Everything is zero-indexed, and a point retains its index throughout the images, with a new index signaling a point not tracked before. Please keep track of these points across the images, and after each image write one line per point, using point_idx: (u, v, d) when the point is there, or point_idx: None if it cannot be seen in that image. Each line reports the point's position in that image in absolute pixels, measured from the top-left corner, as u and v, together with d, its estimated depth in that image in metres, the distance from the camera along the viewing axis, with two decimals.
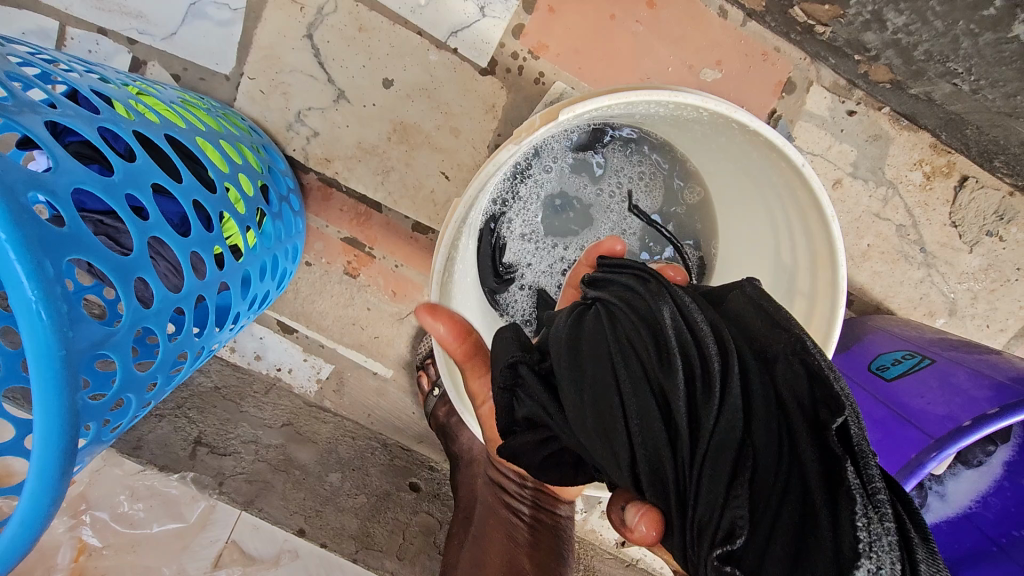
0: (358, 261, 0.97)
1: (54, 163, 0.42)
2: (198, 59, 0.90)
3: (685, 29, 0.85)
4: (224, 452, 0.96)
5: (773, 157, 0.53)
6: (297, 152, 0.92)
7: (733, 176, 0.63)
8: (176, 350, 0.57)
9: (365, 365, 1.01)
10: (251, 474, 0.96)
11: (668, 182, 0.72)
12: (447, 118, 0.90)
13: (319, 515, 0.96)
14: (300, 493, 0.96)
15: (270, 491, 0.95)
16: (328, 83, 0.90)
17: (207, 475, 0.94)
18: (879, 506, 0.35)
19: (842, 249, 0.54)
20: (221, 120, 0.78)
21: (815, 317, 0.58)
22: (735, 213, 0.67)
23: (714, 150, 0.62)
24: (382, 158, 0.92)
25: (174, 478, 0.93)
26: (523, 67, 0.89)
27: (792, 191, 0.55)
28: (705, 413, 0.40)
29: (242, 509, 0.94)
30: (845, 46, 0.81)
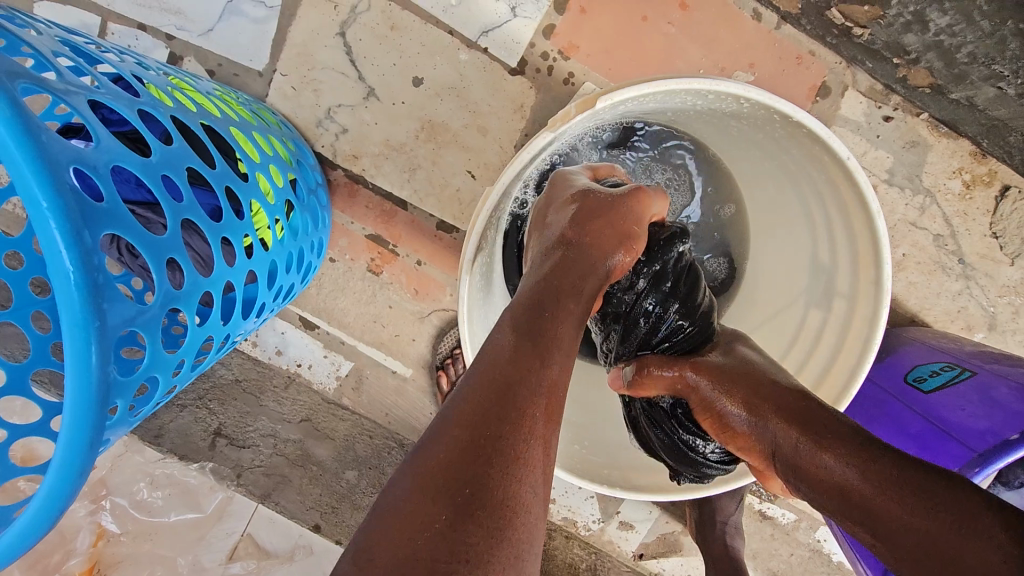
0: (382, 258, 0.97)
1: (96, 139, 0.42)
2: (232, 55, 0.91)
3: (717, 32, 0.84)
4: (243, 444, 0.98)
5: (815, 151, 0.52)
6: (325, 148, 0.93)
7: (771, 174, 0.61)
8: (203, 337, 0.57)
9: (384, 364, 1.00)
10: (269, 468, 0.98)
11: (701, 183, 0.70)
12: (475, 117, 0.91)
13: (334, 512, 0.98)
14: (316, 488, 0.98)
15: (287, 485, 0.97)
16: (359, 81, 0.90)
17: (226, 467, 0.97)
18: (640, 426, 0.68)
19: (888, 249, 0.52)
20: (253, 113, 0.79)
21: (855, 319, 0.56)
22: (771, 215, 0.65)
23: (753, 148, 0.60)
24: (409, 156, 0.93)
25: (193, 468, 0.95)
26: (552, 68, 0.89)
27: (833, 189, 0.54)
28: (632, 344, 0.65)
29: (259, 502, 0.96)
30: (884, 49, 0.80)
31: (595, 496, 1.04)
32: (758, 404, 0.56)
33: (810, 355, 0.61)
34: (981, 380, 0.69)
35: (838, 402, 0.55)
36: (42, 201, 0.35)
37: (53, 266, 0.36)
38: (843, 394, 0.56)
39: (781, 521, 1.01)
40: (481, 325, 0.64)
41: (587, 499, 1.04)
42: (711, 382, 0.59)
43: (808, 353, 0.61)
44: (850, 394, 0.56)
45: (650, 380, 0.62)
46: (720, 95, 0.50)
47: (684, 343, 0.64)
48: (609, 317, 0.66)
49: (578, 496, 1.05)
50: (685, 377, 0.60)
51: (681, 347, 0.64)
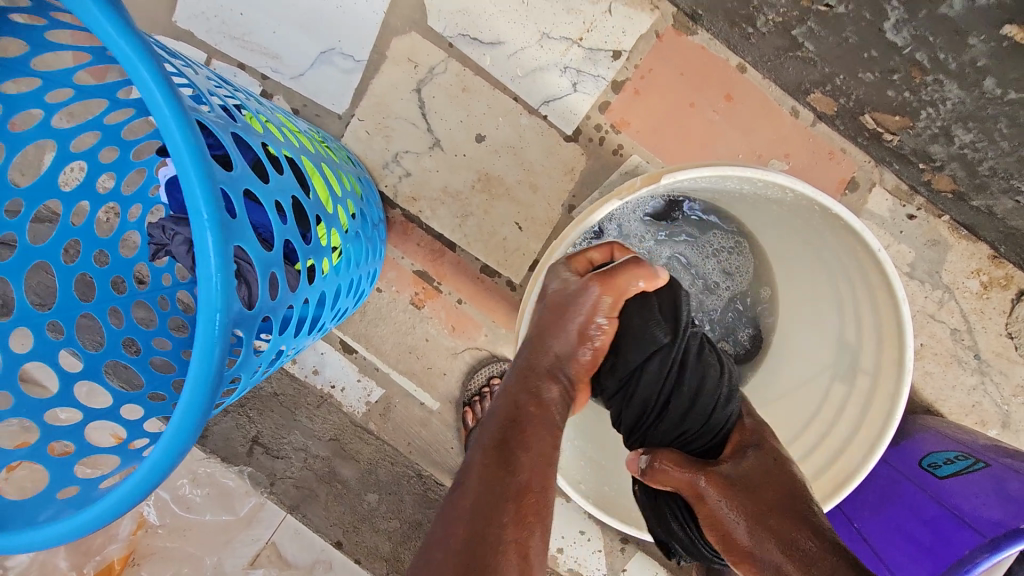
0: (426, 294, 1.03)
1: (236, 165, 0.49)
2: (317, 97, 1.01)
3: (758, 124, 0.93)
4: (278, 455, 1.02)
5: (849, 240, 0.58)
6: (388, 188, 1.02)
7: (803, 255, 0.67)
8: (278, 344, 0.62)
9: (413, 395, 1.04)
10: (299, 480, 1.02)
11: (738, 258, 0.76)
12: (528, 174, 0.99)
13: (355, 531, 1.02)
14: (340, 506, 1.02)
15: (315, 499, 1.01)
16: (427, 132, 1.00)
17: (261, 475, 1.01)
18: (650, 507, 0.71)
19: (911, 332, 0.57)
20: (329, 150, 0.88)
21: (878, 394, 0.61)
22: (800, 293, 0.71)
23: (789, 230, 0.67)
24: (464, 204, 1.01)
25: (233, 470, 1.00)
26: (603, 139, 0.97)
27: (863, 275, 0.59)
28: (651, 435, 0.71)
29: (287, 512, 1.00)
30: (911, 155, 0.87)
31: (603, 549, 1.06)
32: (760, 525, 0.57)
33: (832, 426, 0.65)
34: (995, 471, 0.70)
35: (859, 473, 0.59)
36: (204, 214, 0.42)
37: (201, 268, 0.42)
38: (863, 465, 0.60)
39: None
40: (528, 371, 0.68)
41: (595, 552, 1.06)
42: (723, 499, 0.60)
43: (829, 424, 0.65)
44: (870, 467, 0.60)
45: (664, 475, 0.65)
46: (766, 185, 0.57)
47: (700, 439, 0.69)
48: (629, 408, 0.72)
49: (585, 548, 1.06)
50: (697, 483, 0.62)
51: (700, 444, 0.69)
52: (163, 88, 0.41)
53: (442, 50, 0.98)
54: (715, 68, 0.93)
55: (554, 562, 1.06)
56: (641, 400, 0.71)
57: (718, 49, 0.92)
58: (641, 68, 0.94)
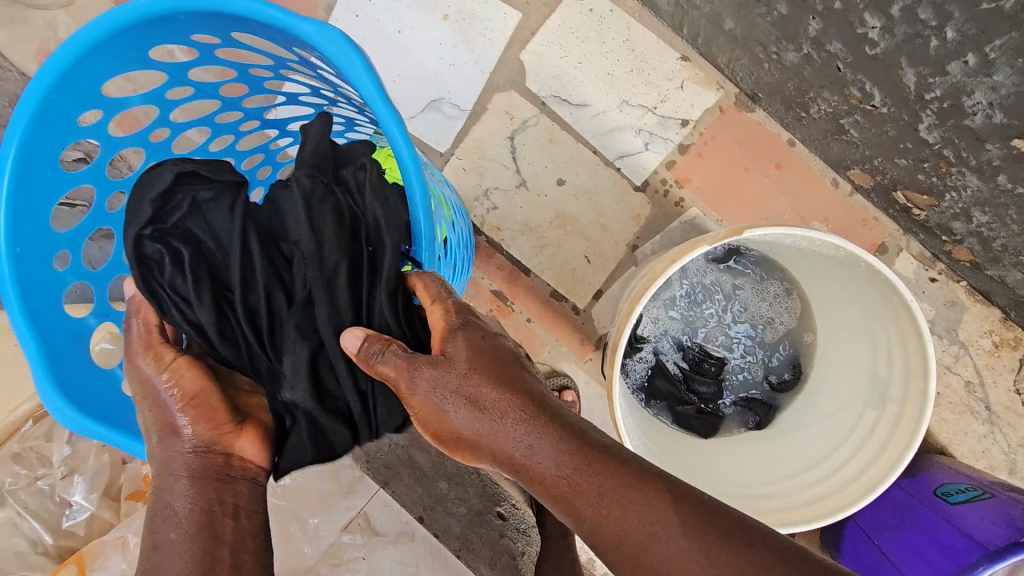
0: (500, 311, 1.19)
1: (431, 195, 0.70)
2: (424, 136, 1.19)
3: (803, 190, 1.08)
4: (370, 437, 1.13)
5: (886, 291, 0.71)
6: (477, 218, 1.18)
7: (841, 301, 0.82)
8: None
9: None
10: (387, 460, 1.13)
11: (784, 302, 0.92)
12: (600, 216, 1.15)
13: (434, 509, 1.13)
14: (418, 488, 1.13)
15: (399, 479, 1.13)
16: (516, 173, 1.17)
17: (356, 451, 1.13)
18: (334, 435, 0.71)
19: (933, 368, 0.70)
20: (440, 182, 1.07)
21: (905, 417, 0.73)
22: (838, 333, 0.85)
23: (832, 280, 0.81)
24: (541, 236, 1.17)
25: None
26: (668, 192, 1.13)
27: (896, 320, 0.73)
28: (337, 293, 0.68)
29: (379, 486, 1.12)
30: (936, 227, 1.01)
31: None
32: (478, 403, 0.59)
33: (864, 445, 0.77)
34: (1004, 501, 0.82)
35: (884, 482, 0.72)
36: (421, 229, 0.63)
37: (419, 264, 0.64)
38: (889, 476, 0.72)
39: None
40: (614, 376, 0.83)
41: None
42: (427, 386, 0.60)
43: (859, 443, 0.78)
44: (895, 477, 0.72)
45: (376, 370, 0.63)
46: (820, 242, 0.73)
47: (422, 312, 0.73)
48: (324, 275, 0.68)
49: None
50: (408, 382, 0.61)
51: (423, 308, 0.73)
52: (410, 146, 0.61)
53: (536, 107, 1.16)
54: (768, 140, 1.09)
55: (592, 565, 1.17)
56: (359, 268, 0.70)
57: (772, 125, 1.09)
58: (705, 135, 1.11)
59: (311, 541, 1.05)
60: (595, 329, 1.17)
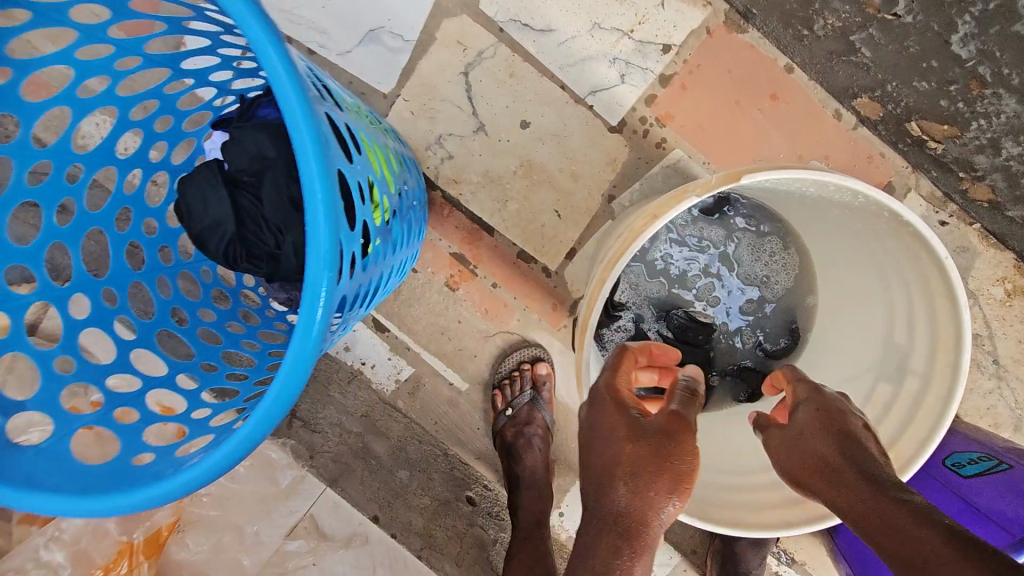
0: (461, 276, 1.06)
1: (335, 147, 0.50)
2: (363, 76, 1.01)
3: (802, 124, 0.94)
4: (315, 429, 1.06)
5: (916, 248, 0.59)
6: (430, 169, 1.02)
7: (850, 259, 0.70)
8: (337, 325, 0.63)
9: (443, 375, 1.09)
10: (336, 455, 1.06)
11: (778, 255, 0.80)
12: (570, 163, 1.00)
13: (390, 506, 1.06)
14: (374, 482, 1.06)
15: (352, 473, 1.05)
16: (472, 116, 1.00)
17: (300, 447, 1.05)
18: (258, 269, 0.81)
19: (969, 336, 0.58)
20: (381, 134, 0.91)
21: (928, 396, 0.62)
22: (846, 296, 0.73)
23: (844, 234, 0.68)
24: (504, 189, 1.02)
25: (274, 442, 1.04)
26: (647, 132, 0.98)
27: (923, 282, 0.61)
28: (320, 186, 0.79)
29: (326, 486, 1.04)
30: (953, 163, 0.89)
31: None
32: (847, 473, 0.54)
33: (879, 425, 0.66)
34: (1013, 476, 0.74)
35: (907, 469, 0.61)
36: (317, 195, 0.43)
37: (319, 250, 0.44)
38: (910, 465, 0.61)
39: None
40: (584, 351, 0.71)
41: None
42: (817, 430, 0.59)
43: (872, 425, 0.66)
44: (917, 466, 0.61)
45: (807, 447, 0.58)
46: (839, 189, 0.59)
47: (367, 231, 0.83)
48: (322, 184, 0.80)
49: None
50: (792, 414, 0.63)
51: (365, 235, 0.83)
52: (289, 71, 0.43)
53: (492, 35, 0.98)
54: (762, 67, 0.94)
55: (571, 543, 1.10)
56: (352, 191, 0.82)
57: (767, 48, 0.94)
58: (689, 63, 0.95)
59: (252, 550, 0.98)
60: (568, 292, 1.05)
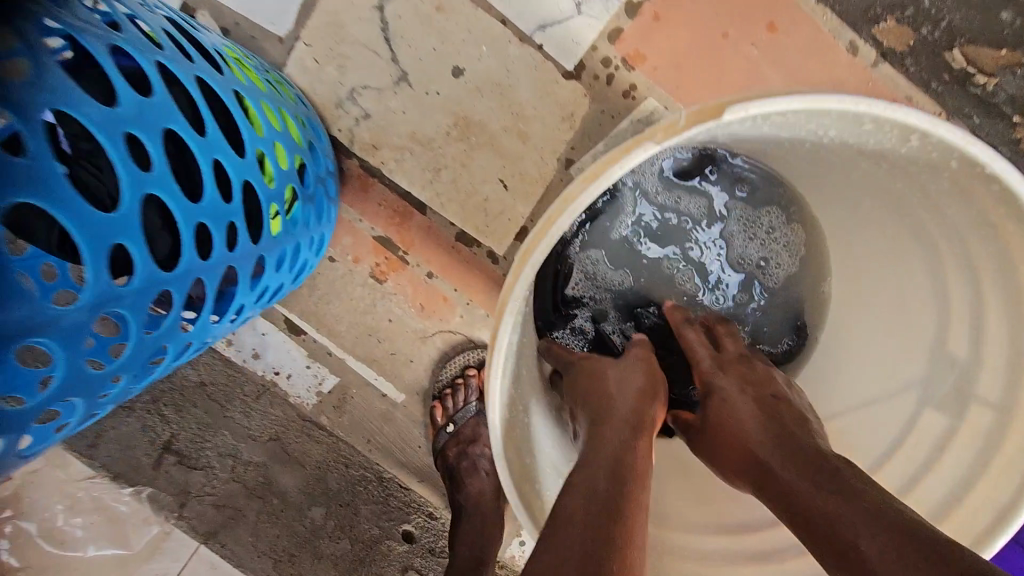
0: (389, 265, 0.86)
1: (34, 90, 0.35)
2: (251, 15, 0.80)
3: (807, 62, 0.74)
4: (196, 466, 0.86)
5: (1005, 217, 0.43)
6: (342, 133, 0.82)
7: (891, 243, 0.54)
8: (157, 343, 0.46)
9: (373, 385, 0.89)
10: (220, 498, 0.86)
11: (774, 232, 0.64)
12: (517, 119, 0.79)
13: (294, 557, 0.86)
14: (274, 528, 0.86)
15: (239, 521, 0.85)
16: (391, 62, 0.79)
17: (168, 493, 0.85)
18: None
19: None
20: (284, 93, 0.72)
21: (1009, 433, 0.46)
22: (880, 287, 0.56)
23: (883, 209, 0.52)
24: (436, 154, 0.81)
25: (127, 493, 0.84)
26: (612, 77, 0.77)
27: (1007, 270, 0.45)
28: None
29: (201, 541, 0.85)
30: (1006, 103, 0.73)
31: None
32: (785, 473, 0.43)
33: (928, 468, 0.50)
34: None
35: (990, 542, 0.45)
36: None
37: None
38: (990, 530, 0.45)
39: None
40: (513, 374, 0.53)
41: None
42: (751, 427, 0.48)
43: (917, 467, 0.51)
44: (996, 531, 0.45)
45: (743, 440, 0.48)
46: (893, 126, 0.42)
47: None
48: None
49: None
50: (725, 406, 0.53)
51: None
52: None
53: None
54: None
55: None
56: None
57: None
58: None
59: None
60: None
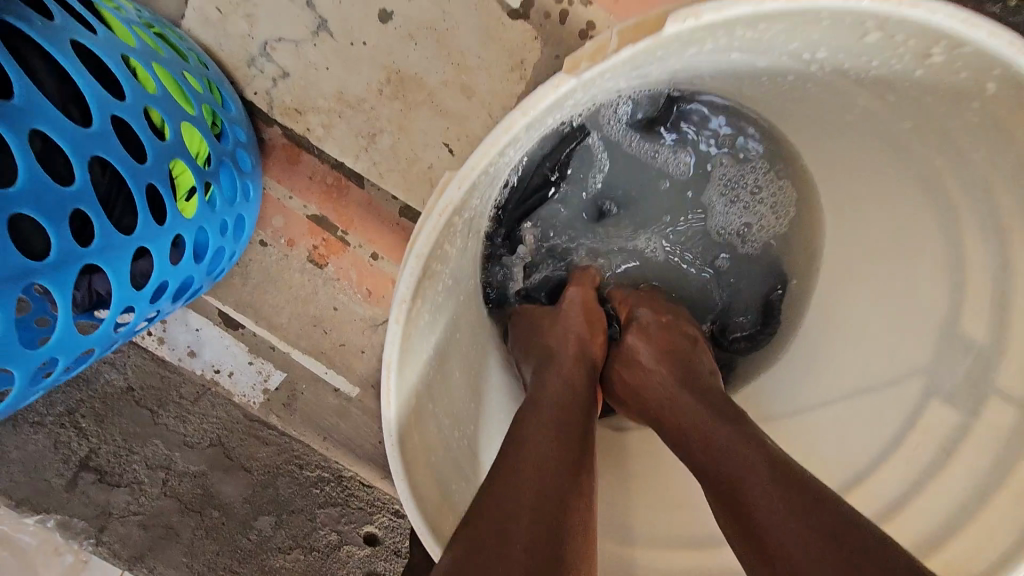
0: (327, 247, 0.76)
1: None
2: None
3: None
4: (117, 484, 0.77)
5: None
6: (258, 96, 0.70)
7: (898, 202, 0.47)
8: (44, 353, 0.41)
9: (324, 379, 0.80)
10: (150, 517, 0.77)
11: (754, 194, 0.58)
12: (458, 70, 0.68)
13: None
14: (212, 544, 0.77)
15: (172, 541, 0.77)
16: (306, 8, 0.67)
17: (84, 518, 0.76)
18: None
19: None
20: (178, 53, 0.62)
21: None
22: (889, 258, 0.49)
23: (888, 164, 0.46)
24: (369, 116, 0.70)
25: (32, 522, 0.75)
26: (567, 14, 0.66)
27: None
28: None
29: (127, 566, 0.76)
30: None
31: None
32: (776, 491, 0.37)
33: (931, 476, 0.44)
34: None
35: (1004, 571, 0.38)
36: None
37: None
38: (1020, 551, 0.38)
39: None
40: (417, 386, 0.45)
41: None
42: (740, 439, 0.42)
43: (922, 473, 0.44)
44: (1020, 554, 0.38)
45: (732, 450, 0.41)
46: (920, 39, 0.34)
47: None
48: None
49: None
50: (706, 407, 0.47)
51: None
52: None
53: None
54: None
55: None
56: None
57: None
58: None
59: None
60: None
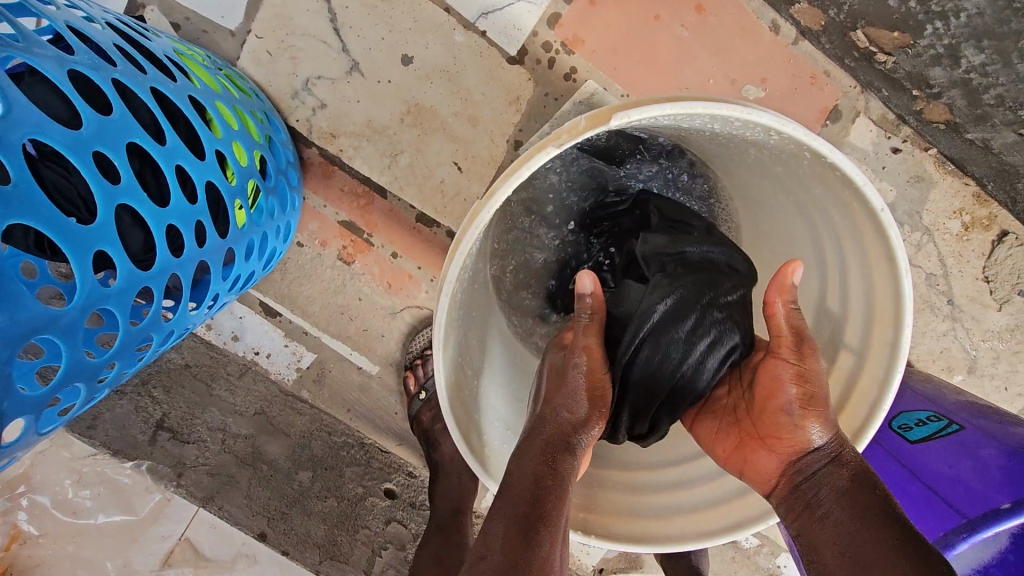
0: (355, 247, 0.91)
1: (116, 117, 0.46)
2: (202, 10, 0.82)
3: (732, 41, 0.79)
4: (187, 440, 0.93)
5: (846, 197, 0.47)
6: (299, 123, 0.85)
7: (785, 210, 0.57)
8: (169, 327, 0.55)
9: (349, 359, 0.95)
10: (214, 467, 0.93)
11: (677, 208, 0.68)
12: (465, 104, 0.83)
13: (283, 518, 0.94)
14: (265, 491, 0.93)
15: (233, 487, 0.93)
16: (342, 53, 0.82)
17: (165, 465, 0.92)
18: None
19: (910, 309, 0.47)
20: (243, 91, 0.75)
21: (863, 376, 0.51)
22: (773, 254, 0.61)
23: (769, 181, 0.56)
24: (392, 140, 0.85)
25: (128, 466, 0.91)
26: (554, 61, 0.82)
27: (858, 244, 0.49)
28: None
29: (200, 505, 0.92)
30: (905, 79, 0.76)
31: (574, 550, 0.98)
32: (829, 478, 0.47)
33: None
34: (966, 437, 0.66)
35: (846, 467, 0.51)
36: None
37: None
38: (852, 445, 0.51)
39: (744, 545, 0.99)
40: (456, 361, 0.55)
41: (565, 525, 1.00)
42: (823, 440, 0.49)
43: None
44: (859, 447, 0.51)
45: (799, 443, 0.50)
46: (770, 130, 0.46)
47: None
48: None
49: None
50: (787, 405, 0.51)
51: None
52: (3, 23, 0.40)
53: None
54: None
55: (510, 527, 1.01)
56: None
57: None
58: None
59: None
60: None
